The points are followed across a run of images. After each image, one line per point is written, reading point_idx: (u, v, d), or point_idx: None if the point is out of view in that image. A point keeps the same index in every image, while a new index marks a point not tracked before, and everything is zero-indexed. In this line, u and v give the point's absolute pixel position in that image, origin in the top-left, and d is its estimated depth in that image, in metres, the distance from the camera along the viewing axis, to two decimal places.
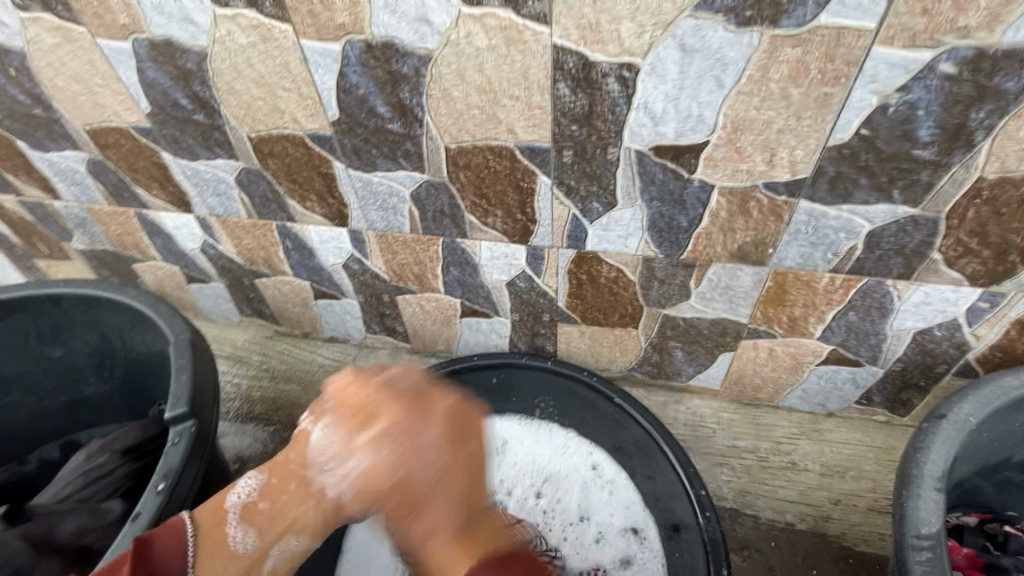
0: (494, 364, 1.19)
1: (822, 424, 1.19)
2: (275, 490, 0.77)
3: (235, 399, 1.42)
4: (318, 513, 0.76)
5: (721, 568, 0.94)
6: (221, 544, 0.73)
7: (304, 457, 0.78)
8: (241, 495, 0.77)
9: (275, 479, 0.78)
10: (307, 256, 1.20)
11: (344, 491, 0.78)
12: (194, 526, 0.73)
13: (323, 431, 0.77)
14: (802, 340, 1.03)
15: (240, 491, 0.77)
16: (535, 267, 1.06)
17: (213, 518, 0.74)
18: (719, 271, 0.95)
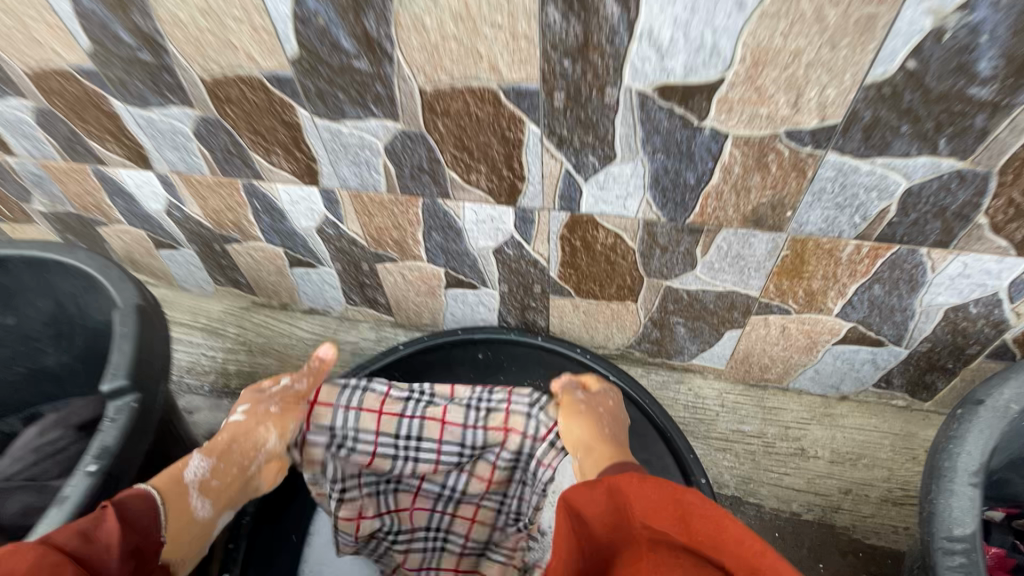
0: (481, 341, 1.10)
1: (835, 409, 1.09)
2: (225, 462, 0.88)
3: (211, 374, 1.35)
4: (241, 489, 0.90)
5: None
6: (184, 513, 0.79)
7: (246, 445, 0.91)
8: (197, 474, 0.84)
9: (220, 454, 0.88)
10: (279, 219, 1.10)
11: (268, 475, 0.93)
12: (162, 496, 0.76)
13: (264, 425, 0.93)
14: (819, 317, 0.93)
15: (194, 470, 0.84)
16: (525, 233, 0.95)
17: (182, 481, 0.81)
18: (730, 238, 0.85)
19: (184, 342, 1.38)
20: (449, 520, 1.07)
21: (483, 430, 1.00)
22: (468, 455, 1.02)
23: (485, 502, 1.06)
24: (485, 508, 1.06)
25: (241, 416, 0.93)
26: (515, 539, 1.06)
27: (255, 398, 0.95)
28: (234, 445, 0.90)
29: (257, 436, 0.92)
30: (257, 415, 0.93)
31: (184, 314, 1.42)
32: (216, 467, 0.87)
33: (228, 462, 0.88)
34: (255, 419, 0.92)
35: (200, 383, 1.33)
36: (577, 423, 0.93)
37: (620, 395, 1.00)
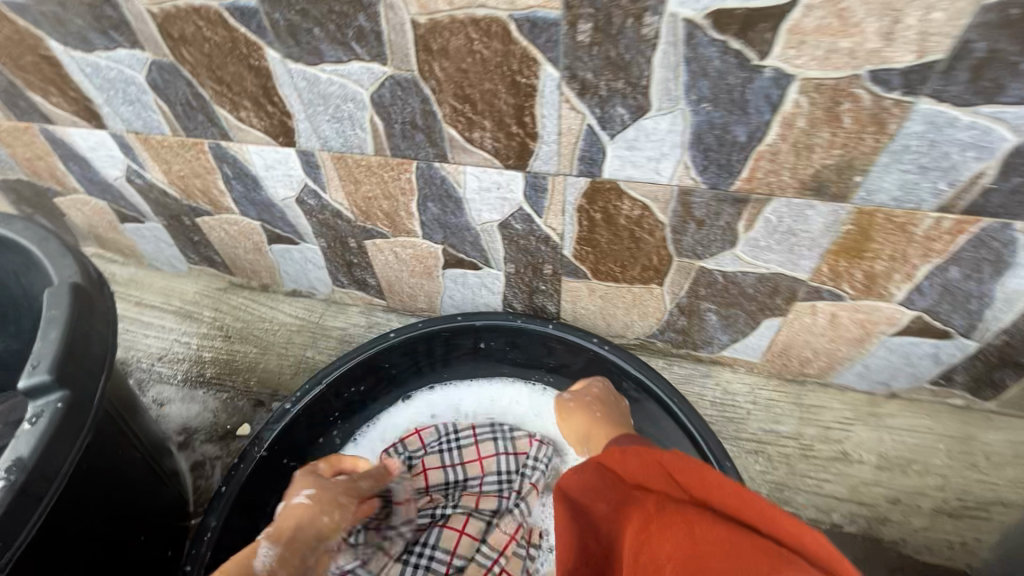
0: (486, 327, 0.95)
1: (882, 407, 0.97)
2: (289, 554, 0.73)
3: (183, 362, 1.21)
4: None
5: None
6: None
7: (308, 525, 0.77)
8: (263, 560, 0.70)
9: (286, 544, 0.74)
10: (253, 189, 0.96)
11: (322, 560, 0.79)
12: None
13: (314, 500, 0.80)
14: (878, 305, 0.80)
15: (262, 559, 0.70)
16: (536, 204, 0.82)
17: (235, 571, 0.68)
18: (782, 209, 0.71)
19: (154, 326, 1.25)
20: (433, 535, 0.89)
21: (461, 459, 0.97)
22: (456, 484, 0.96)
23: (472, 520, 0.91)
24: (474, 522, 0.90)
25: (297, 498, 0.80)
26: (512, 561, 0.87)
27: (317, 483, 0.83)
28: (295, 526, 0.76)
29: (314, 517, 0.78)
30: (314, 500, 0.80)
31: (156, 296, 1.28)
32: (285, 556, 0.72)
33: (297, 556, 0.74)
34: (313, 505, 0.79)
35: (171, 372, 1.20)
36: (578, 415, 0.91)
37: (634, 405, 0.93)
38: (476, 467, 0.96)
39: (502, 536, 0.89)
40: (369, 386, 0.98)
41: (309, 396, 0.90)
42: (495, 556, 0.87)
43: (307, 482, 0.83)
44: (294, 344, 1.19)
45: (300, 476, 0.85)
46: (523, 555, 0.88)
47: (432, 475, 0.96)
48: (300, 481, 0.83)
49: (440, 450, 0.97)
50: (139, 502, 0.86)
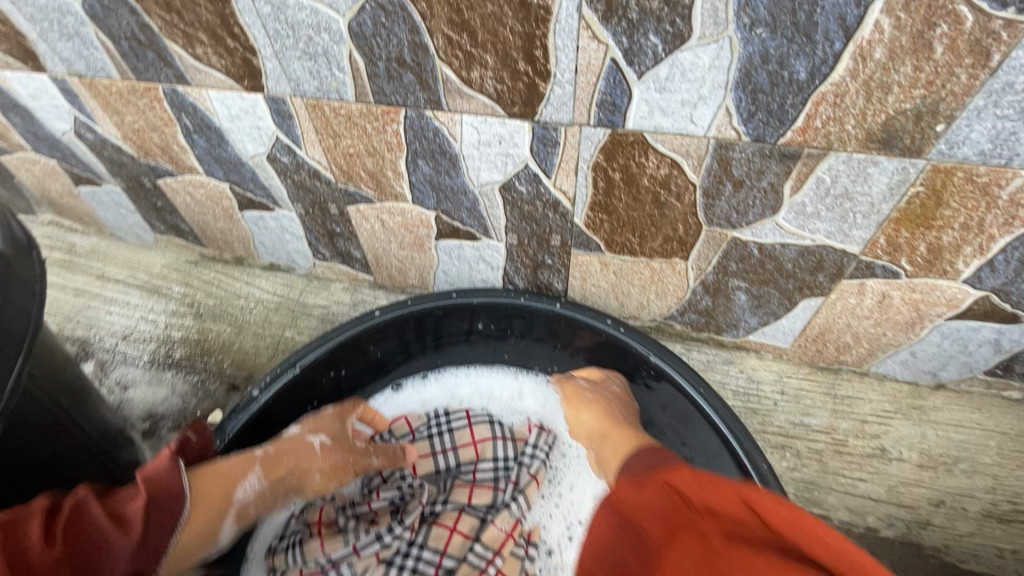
0: (484, 305, 0.83)
1: (926, 400, 0.87)
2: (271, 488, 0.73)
3: (150, 341, 1.09)
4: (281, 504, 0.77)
5: None
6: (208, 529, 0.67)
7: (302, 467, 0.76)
8: (245, 493, 0.71)
9: (275, 480, 0.73)
10: (217, 144, 0.83)
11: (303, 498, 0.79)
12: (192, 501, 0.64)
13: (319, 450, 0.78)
14: (939, 283, 0.69)
15: (244, 491, 0.71)
16: (545, 162, 0.70)
17: (223, 482, 0.68)
18: (840, 167, 0.60)
19: (118, 302, 1.13)
20: (421, 534, 0.78)
21: (452, 446, 0.85)
22: (451, 470, 0.85)
23: (465, 516, 0.80)
24: (468, 519, 0.79)
25: (313, 442, 0.78)
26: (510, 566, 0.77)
27: (338, 437, 0.81)
28: (291, 467, 0.75)
29: (312, 463, 0.77)
30: (324, 451, 0.79)
31: (121, 269, 1.16)
32: (265, 493, 0.73)
33: (275, 491, 0.74)
34: (321, 457, 0.78)
35: (137, 352, 1.08)
36: (590, 411, 0.79)
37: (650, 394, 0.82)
38: (470, 453, 0.85)
39: (498, 534, 0.78)
40: (351, 371, 0.86)
41: (279, 382, 0.78)
42: (490, 555, 0.76)
43: (327, 432, 0.81)
44: (272, 324, 1.07)
45: (326, 418, 0.82)
46: (522, 556, 0.78)
47: (421, 462, 0.85)
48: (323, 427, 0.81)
49: (427, 436, 0.87)
50: None
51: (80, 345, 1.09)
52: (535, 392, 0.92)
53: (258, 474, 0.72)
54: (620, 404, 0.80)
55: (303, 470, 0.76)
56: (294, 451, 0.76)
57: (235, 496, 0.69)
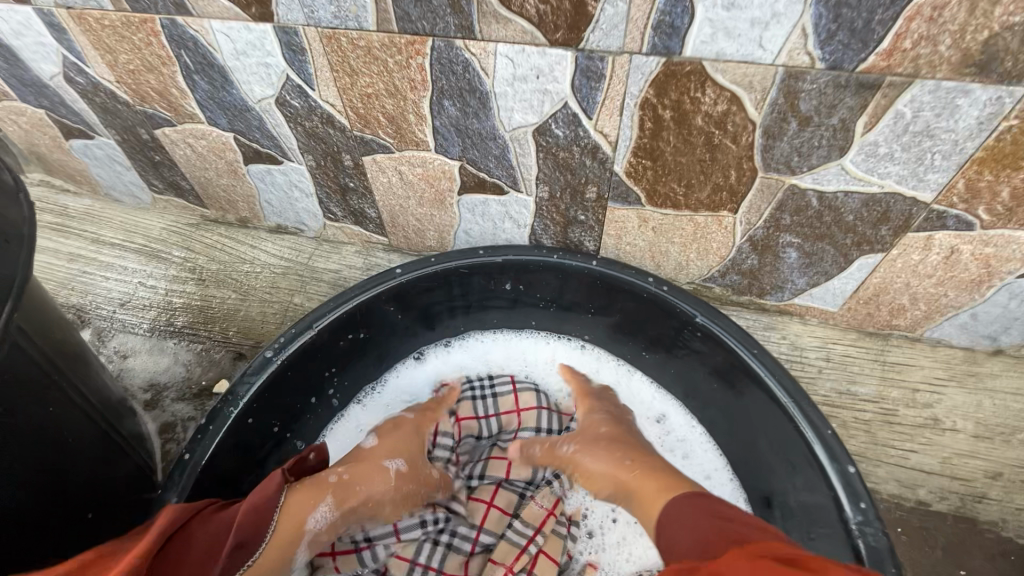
0: (510, 261, 0.76)
1: (983, 366, 0.82)
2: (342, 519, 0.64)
3: (150, 308, 1.03)
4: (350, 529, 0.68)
5: None
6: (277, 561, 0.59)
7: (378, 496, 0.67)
8: (319, 525, 0.62)
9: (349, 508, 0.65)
10: (221, 87, 0.76)
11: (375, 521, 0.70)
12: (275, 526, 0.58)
13: (397, 477, 0.69)
14: (1017, 235, 0.63)
15: (318, 521, 0.62)
16: (587, 100, 0.63)
17: (300, 507, 0.61)
18: (925, 98, 0.53)
19: (115, 267, 1.06)
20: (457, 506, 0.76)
21: (495, 412, 0.81)
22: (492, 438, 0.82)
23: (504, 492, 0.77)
24: (507, 495, 0.77)
25: (388, 466, 0.69)
26: (551, 543, 0.73)
27: (415, 461, 0.71)
28: (365, 495, 0.66)
29: (382, 487, 0.67)
30: (396, 477, 0.69)
31: (117, 233, 1.09)
32: (338, 522, 0.64)
33: (348, 521, 0.66)
34: (391, 482, 0.68)
35: (136, 320, 1.02)
36: (598, 456, 0.68)
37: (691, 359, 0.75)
38: (512, 421, 0.81)
39: (538, 511, 0.74)
40: (370, 335, 0.80)
41: (296, 343, 0.71)
42: (530, 532, 0.73)
43: (404, 453, 0.71)
44: (280, 291, 1.01)
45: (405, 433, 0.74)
46: (564, 534, 0.74)
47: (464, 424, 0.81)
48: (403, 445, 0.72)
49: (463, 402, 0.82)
50: (85, 471, 0.69)
51: (75, 312, 1.03)
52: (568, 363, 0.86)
53: (330, 502, 0.63)
54: (624, 439, 0.69)
55: (372, 495, 0.67)
56: (365, 476, 0.67)
57: (307, 524, 0.61)
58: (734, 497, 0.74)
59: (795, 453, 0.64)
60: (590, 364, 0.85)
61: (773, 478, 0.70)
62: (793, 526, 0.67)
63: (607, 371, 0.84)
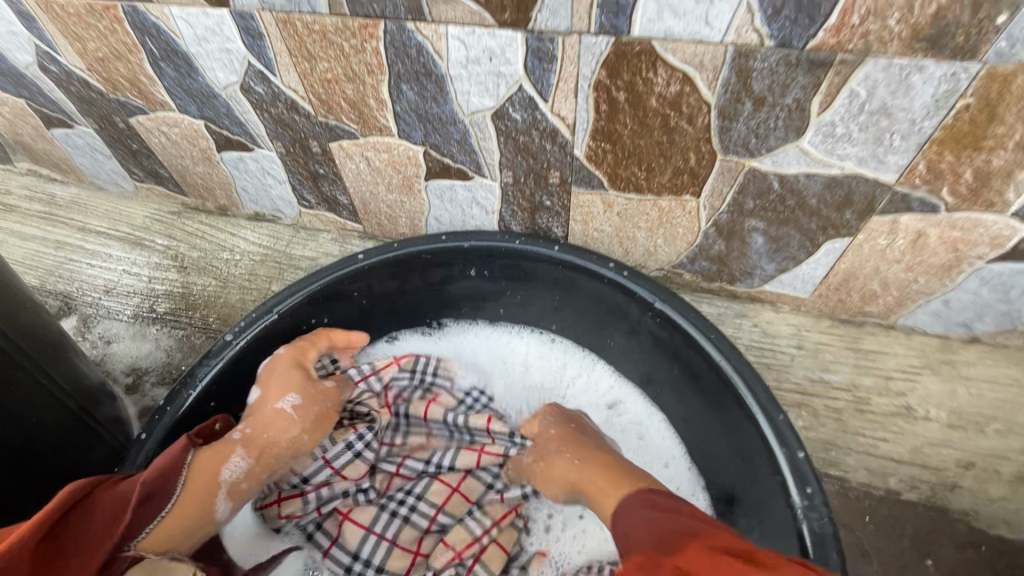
0: (474, 247, 0.77)
1: (958, 354, 0.80)
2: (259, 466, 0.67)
3: (134, 295, 1.03)
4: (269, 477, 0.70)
5: None
6: (201, 517, 0.60)
7: (287, 438, 0.70)
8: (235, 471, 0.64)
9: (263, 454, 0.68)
10: (186, 73, 0.77)
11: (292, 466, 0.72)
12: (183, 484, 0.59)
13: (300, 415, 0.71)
14: (983, 218, 0.62)
15: (234, 467, 0.65)
16: (541, 82, 0.62)
17: (202, 475, 0.61)
18: (878, 76, 0.52)
19: (100, 255, 1.07)
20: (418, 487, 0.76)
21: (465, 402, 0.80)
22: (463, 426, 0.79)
23: (470, 479, 0.76)
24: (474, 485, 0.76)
25: (289, 409, 0.71)
26: (506, 534, 0.72)
27: (308, 391, 0.73)
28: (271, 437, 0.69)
29: (292, 432, 0.70)
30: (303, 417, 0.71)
31: (102, 221, 1.11)
32: (252, 472, 0.66)
33: (263, 468, 0.68)
34: (295, 420, 0.71)
35: (119, 306, 1.02)
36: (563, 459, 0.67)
37: (653, 346, 0.75)
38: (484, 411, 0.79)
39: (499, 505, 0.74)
40: (334, 321, 0.81)
41: (256, 327, 0.73)
42: (489, 523, 0.72)
43: (302, 395, 0.72)
44: (258, 278, 1.01)
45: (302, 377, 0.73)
46: (520, 527, 0.74)
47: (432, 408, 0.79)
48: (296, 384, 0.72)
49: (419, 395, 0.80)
50: (52, 453, 0.71)
51: (61, 300, 1.04)
52: (533, 353, 0.85)
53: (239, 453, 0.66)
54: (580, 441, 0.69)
55: (281, 438, 0.70)
56: (267, 425, 0.69)
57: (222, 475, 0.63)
58: (694, 489, 0.73)
59: (749, 441, 0.63)
60: (556, 355, 0.85)
61: (730, 471, 0.68)
62: (748, 523, 0.66)
63: (571, 361, 0.84)
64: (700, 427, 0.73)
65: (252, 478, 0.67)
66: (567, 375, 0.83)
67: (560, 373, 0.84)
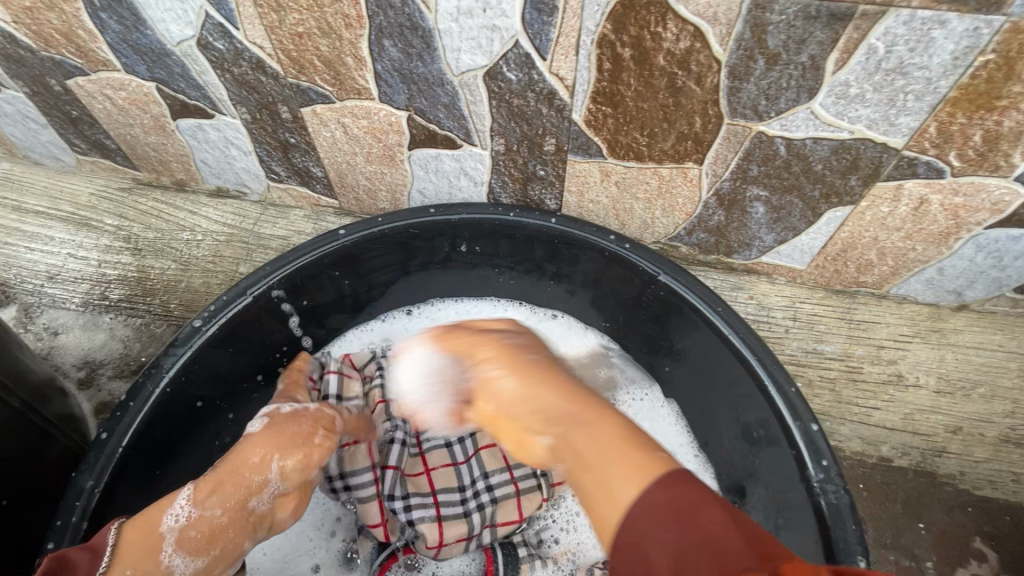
0: (464, 219, 0.72)
1: (947, 322, 0.81)
2: (233, 525, 0.57)
3: (81, 282, 0.93)
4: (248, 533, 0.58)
5: (855, 558, 0.54)
6: None
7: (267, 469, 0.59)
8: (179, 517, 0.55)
9: (233, 507, 0.57)
10: (133, 27, 0.68)
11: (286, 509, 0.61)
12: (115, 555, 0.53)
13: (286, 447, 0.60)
14: (987, 183, 0.61)
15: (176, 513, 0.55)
16: (539, 35, 0.57)
17: (139, 540, 0.54)
18: (899, 31, 0.49)
19: (40, 237, 0.96)
20: None
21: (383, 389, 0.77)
22: None
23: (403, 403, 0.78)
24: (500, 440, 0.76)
25: (271, 459, 0.59)
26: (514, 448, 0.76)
27: (286, 431, 0.61)
28: (231, 473, 0.58)
29: (271, 486, 0.59)
30: (286, 472, 0.60)
31: (41, 200, 0.99)
32: (203, 522, 0.56)
33: (232, 530, 0.57)
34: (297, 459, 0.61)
35: (67, 294, 0.92)
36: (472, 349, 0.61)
37: (658, 319, 0.72)
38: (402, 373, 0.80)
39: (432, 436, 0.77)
40: (314, 303, 0.75)
41: (228, 312, 0.67)
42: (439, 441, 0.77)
43: (278, 442, 0.60)
44: (224, 260, 0.93)
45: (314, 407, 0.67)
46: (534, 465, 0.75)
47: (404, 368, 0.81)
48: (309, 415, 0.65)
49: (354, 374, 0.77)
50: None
51: None
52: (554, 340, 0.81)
53: (188, 494, 0.56)
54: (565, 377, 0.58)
55: (254, 473, 0.58)
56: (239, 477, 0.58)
57: (161, 526, 0.55)
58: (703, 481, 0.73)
59: (759, 419, 0.63)
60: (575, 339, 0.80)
61: (744, 462, 0.68)
62: (759, 515, 0.66)
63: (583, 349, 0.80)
64: (715, 413, 0.71)
65: (225, 535, 0.57)
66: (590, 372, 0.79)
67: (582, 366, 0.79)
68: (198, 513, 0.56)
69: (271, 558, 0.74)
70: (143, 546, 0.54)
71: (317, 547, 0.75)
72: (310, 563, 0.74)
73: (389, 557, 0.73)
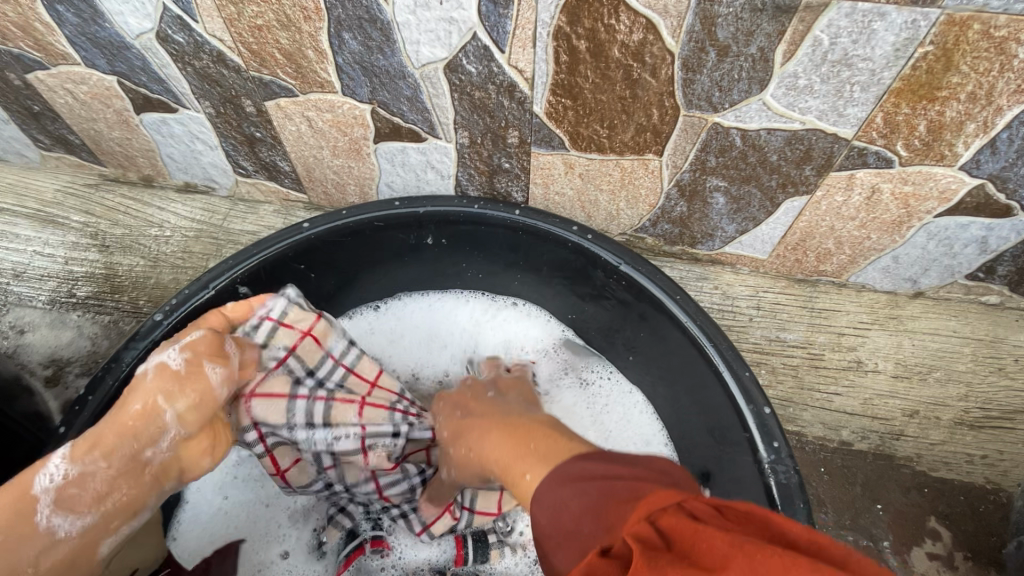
0: (428, 211, 0.72)
1: (904, 309, 0.84)
2: (122, 472, 0.55)
3: (47, 279, 0.92)
4: (146, 478, 0.56)
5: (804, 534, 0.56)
6: (25, 539, 0.51)
7: (154, 415, 0.55)
8: (54, 473, 0.52)
9: (119, 457, 0.54)
10: (90, 19, 0.67)
11: (184, 448, 0.58)
12: None
13: (172, 391, 0.56)
14: (934, 172, 0.63)
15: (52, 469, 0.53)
16: (496, 27, 0.58)
17: (17, 498, 0.51)
18: (841, 23, 0.50)
19: (5, 235, 0.95)
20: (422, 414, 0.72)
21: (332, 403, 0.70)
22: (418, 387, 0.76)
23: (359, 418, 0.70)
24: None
25: (158, 404, 0.56)
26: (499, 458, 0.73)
27: (168, 373, 0.57)
28: (115, 422, 0.55)
29: (164, 435, 0.56)
30: (178, 419, 0.57)
31: (4, 197, 0.97)
32: (84, 472, 0.53)
33: (125, 477, 0.55)
34: (187, 403, 0.57)
35: (33, 291, 0.91)
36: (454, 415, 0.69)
37: (621, 309, 0.73)
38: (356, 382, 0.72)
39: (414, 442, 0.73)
40: None
41: (189, 305, 0.67)
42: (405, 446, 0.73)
43: (162, 386, 0.56)
44: (193, 255, 0.92)
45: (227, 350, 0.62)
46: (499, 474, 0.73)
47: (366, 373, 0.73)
48: (216, 355, 0.61)
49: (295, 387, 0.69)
50: None
51: None
52: (520, 338, 0.83)
53: (65, 452, 0.54)
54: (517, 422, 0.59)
55: (136, 419, 0.55)
56: (119, 426, 0.55)
57: (33, 487, 0.52)
58: None
59: (716, 405, 0.65)
60: (542, 331, 0.83)
61: (706, 450, 0.70)
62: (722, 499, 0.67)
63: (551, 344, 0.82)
64: (679, 404, 0.73)
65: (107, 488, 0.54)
66: (564, 357, 0.82)
67: (557, 354, 0.82)
68: (77, 469, 0.53)
69: (242, 547, 0.75)
70: (12, 503, 0.51)
71: (285, 534, 0.76)
72: (278, 553, 0.75)
73: (355, 548, 0.73)
